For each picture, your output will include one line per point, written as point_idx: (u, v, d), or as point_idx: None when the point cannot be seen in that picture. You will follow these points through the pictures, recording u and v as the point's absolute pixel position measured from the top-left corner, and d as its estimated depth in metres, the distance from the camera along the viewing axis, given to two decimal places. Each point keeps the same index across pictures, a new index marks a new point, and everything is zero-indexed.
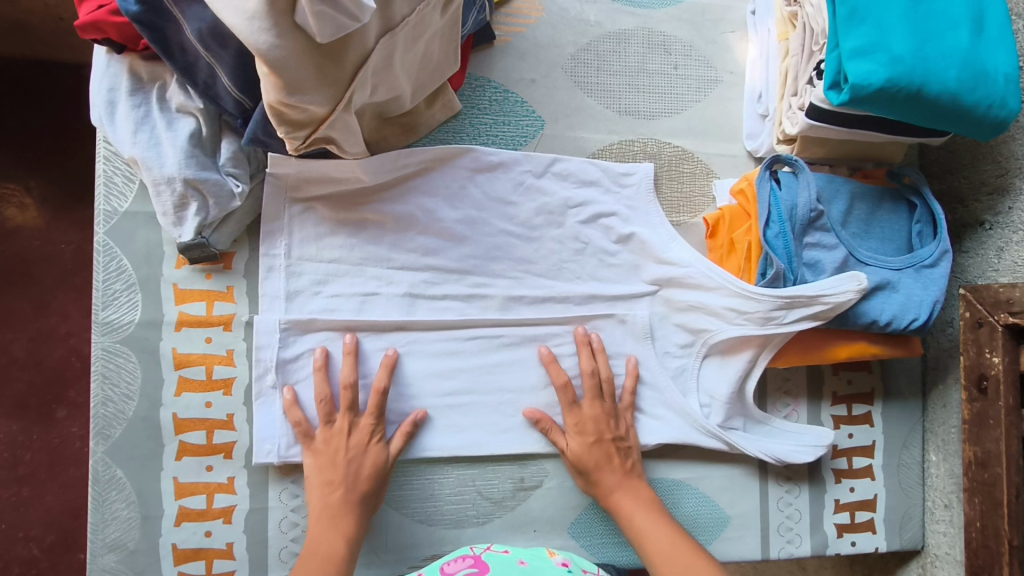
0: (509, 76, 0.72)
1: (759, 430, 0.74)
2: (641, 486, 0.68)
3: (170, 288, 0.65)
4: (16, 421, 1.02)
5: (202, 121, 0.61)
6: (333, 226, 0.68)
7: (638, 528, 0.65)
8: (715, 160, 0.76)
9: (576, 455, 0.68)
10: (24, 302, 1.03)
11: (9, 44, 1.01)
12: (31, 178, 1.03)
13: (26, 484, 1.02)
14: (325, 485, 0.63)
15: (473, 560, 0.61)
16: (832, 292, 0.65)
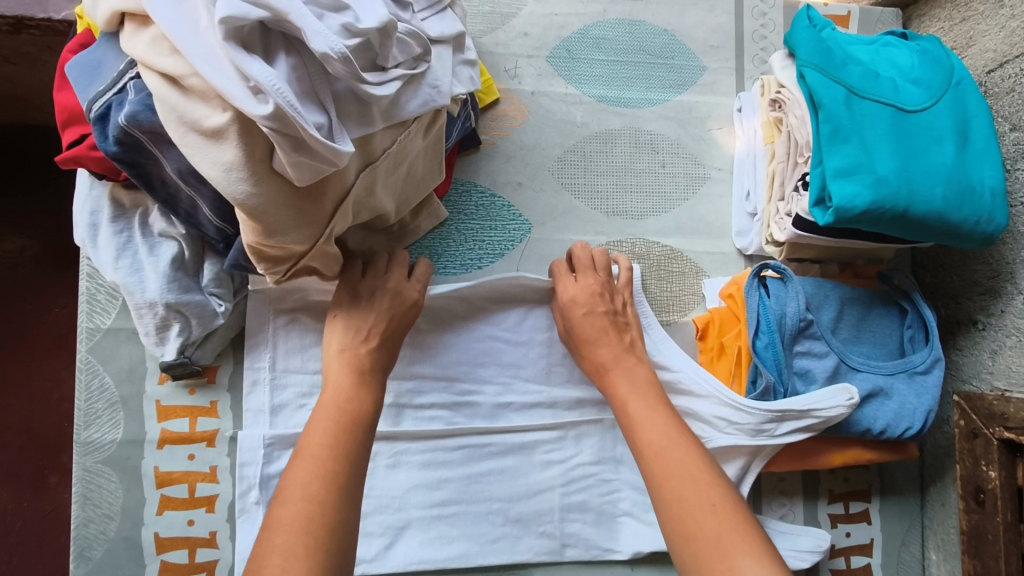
0: (496, 180, 0.72)
1: None
2: (637, 365, 0.65)
3: (153, 405, 0.65)
4: (6, 489, 1.00)
5: (184, 245, 0.60)
6: (318, 338, 0.67)
7: (631, 412, 0.61)
8: (704, 258, 0.75)
9: (573, 329, 0.66)
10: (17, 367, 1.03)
11: (9, 111, 1.01)
12: (23, 255, 1.04)
13: (16, 552, 1.00)
14: (348, 329, 0.62)
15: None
16: (824, 405, 0.64)
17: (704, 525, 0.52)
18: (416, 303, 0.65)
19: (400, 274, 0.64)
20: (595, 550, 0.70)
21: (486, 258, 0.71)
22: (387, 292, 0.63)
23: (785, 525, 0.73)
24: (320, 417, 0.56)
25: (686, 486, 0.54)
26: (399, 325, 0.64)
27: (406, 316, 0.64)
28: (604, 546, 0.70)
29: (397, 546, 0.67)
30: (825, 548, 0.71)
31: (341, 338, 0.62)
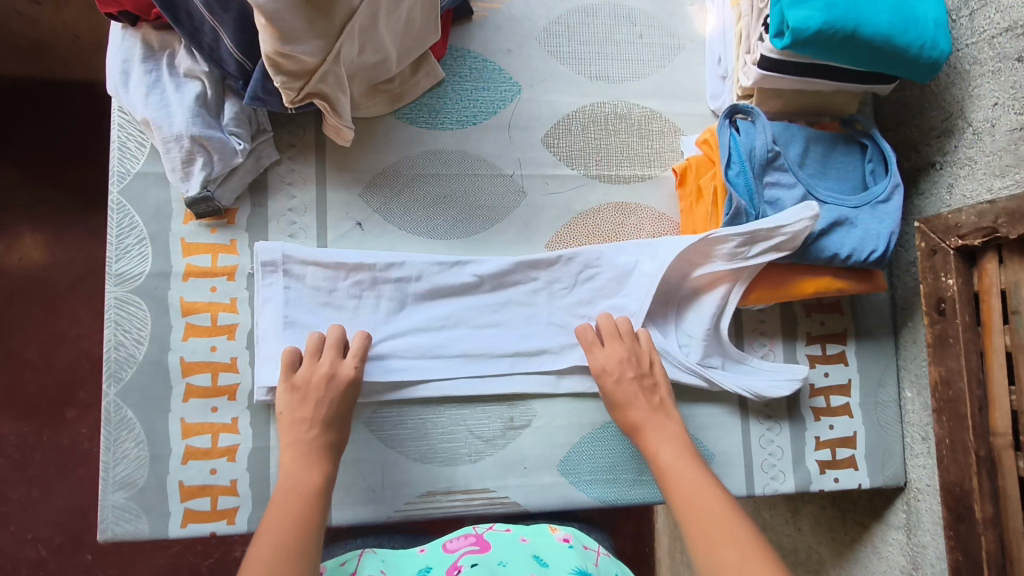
0: (488, 47, 0.79)
1: (737, 369, 0.77)
2: (669, 421, 0.68)
3: (178, 242, 0.71)
4: (27, 422, 1.09)
5: (207, 85, 0.67)
6: (330, 184, 0.74)
7: (661, 460, 0.65)
8: (681, 119, 0.82)
9: (610, 395, 0.70)
10: (37, 307, 1.11)
11: (25, 65, 1.09)
12: (44, 189, 1.12)
13: (36, 485, 1.08)
14: (295, 425, 0.63)
15: (475, 538, 0.68)
16: (790, 223, 0.69)
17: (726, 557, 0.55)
18: (354, 381, 0.65)
19: (332, 363, 0.65)
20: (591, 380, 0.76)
21: (480, 116, 0.78)
22: (325, 380, 0.64)
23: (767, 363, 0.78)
24: (278, 495, 0.58)
25: (711, 524, 0.58)
26: (343, 404, 0.65)
27: (347, 399, 0.65)
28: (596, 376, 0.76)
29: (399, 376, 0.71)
30: (802, 376, 0.76)
31: (288, 433, 0.63)
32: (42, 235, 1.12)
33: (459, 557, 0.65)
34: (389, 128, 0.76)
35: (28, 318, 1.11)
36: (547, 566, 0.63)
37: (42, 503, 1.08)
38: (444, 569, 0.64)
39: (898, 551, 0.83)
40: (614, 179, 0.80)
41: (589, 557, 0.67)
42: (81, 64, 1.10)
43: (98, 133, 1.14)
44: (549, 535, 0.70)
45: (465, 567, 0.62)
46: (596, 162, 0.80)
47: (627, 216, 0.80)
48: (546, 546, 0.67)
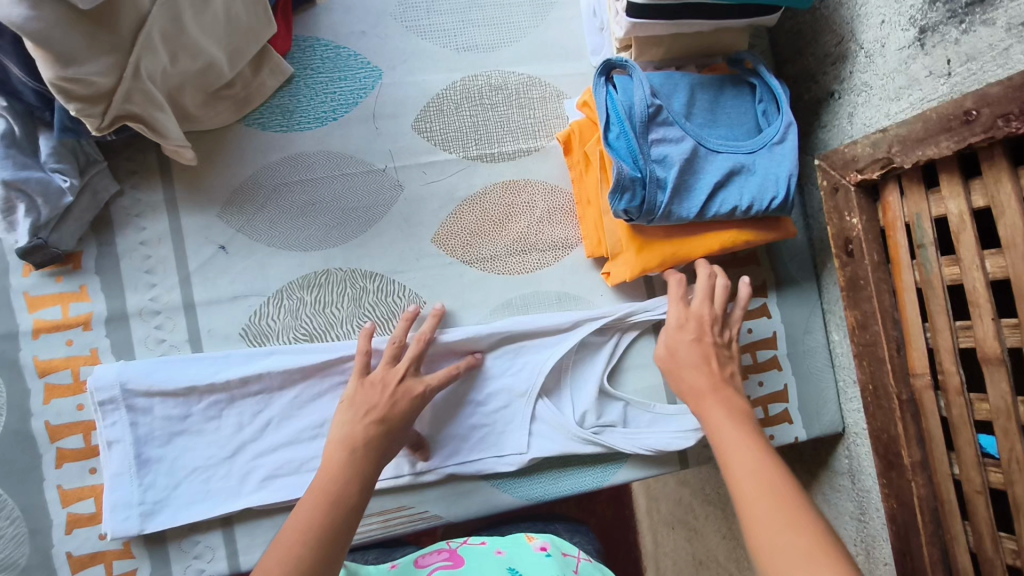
0: (338, 32, 0.72)
1: (639, 421, 0.74)
2: (734, 394, 0.61)
3: (21, 297, 0.64)
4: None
5: (12, 121, 0.59)
6: (181, 209, 0.67)
7: (721, 436, 0.56)
8: (562, 81, 0.76)
9: (672, 351, 0.65)
10: None
11: None
12: None
13: None
14: (357, 411, 0.60)
15: (448, 554, 0.66)
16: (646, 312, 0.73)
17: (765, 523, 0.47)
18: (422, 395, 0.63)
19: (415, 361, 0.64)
20: (508, 393, 0.71)
21: (340, 109, 0.71)
22: (400, 390, 0.62)
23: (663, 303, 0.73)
24: (309, 496, 0.54)
25: (771, 500, 0.48)
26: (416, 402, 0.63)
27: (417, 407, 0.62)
28: (514, 386, 0.71)
29: (276, 428, 0.66)
30: (707, 424, 0.72)
31: (346, 426, 0.59)
32: None
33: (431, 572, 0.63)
34: (240, 138, 0.69)
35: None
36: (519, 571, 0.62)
37: None
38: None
39: (846, 497, 0.81)
40: (498, 157, 0.74)
41: (568, 563, 0.65)
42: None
43: None
44: (525, 546, 0.67)
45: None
46: (476, 142, 0.74)
47: (517, 195, 0.74)
48: (522, 555, 0.65)
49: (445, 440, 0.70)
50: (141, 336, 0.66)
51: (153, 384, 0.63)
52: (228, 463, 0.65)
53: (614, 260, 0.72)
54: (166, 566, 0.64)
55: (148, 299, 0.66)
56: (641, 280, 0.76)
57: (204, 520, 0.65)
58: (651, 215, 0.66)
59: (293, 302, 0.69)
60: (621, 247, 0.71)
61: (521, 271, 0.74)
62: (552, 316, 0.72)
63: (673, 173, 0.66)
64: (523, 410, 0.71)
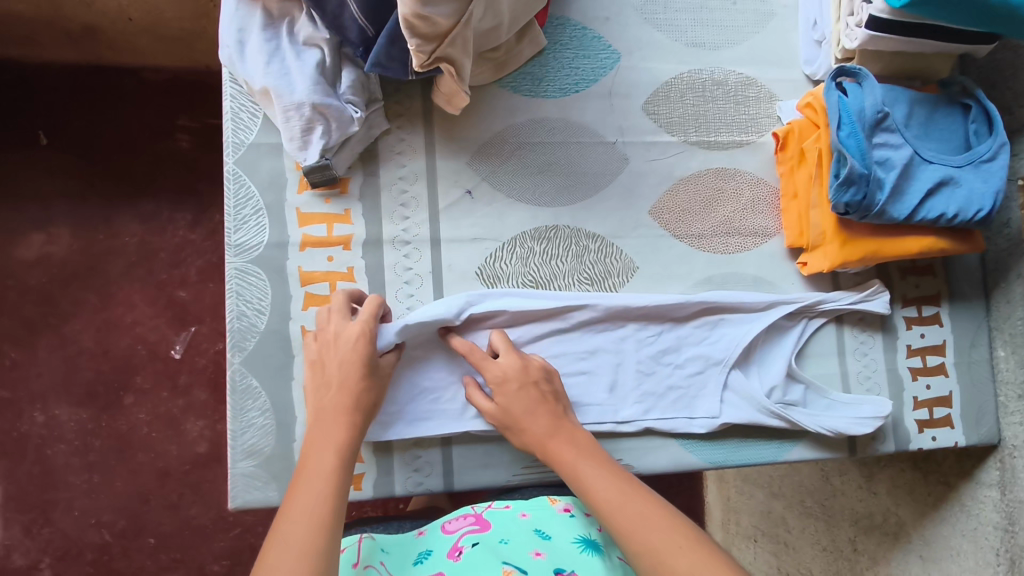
0: (586, 15, 0.79)
1: (818, 405, 0.77)
2: (574, 428, 0.66)
3: (294, 212, 0.71)
4: (85, 409, 1.20)
5: (325, 53, 0.67)
6: (437, 153, 0.74)
7: (592, 484, 0.60)
8: (776, 85, 0.83)
9: (502, 404, 0.66)
10: (93, 294, 1.23)
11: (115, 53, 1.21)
12: (110, 204, 1.24)
13: (97, 471, 1.18)
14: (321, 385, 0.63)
15: (474, 518, 0.68)
16: (832, 301, 0.79)
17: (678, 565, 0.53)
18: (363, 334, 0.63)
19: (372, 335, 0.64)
20: (703, 360, 0.76)
21: (582, 84, 0.78)
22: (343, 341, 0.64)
23: (848, 294, 0.79)
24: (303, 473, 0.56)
25: (666, 544, 0.54)
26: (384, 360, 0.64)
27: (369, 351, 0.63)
28: (710, 355, 0.76)
29: None
30: (885, 414, 0.75)
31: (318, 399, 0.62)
32: (100, 240, 1.24)
33: (460, 538, 0.65)
34: (494, 98, 0.76)
35: (84, 304, 1.22)
36: (551, 540, 0.64)
37: (103, 488, 1.18)
38: (445, 552, 0.63)
39: (992, 508, 0.85)
40: (713, 146, 0.80)
41: (593, 523, 0.68)
42: (134, 50, 1.21)
43: (172, 146, 1.26)
44: (549, 508, 0.69)
45: (467, 547, 0.62)
46: (695, 129, 0.80)
47: (727, 181, 0.80)
48: (547, 520, 0.67)
49: (643, 396, 0.75)
50: (391, 262, 0.72)
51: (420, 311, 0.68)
52: (453, 388, 0.71)
53: (813, 251, 0.78)
54: (390, 475, 0.71)
55: (401, 230, 0.73)
56: (828, 274, 0.82)
57: (429, 437, 0.71)
58: (867, 212, 0.72)
59: (524, 250, 0.75)
60: (824, 240, 0.76)
61: (724, 252, 0.79)
62: (750, 294, 0.77)
63: (893, 175, 0.72)
64: (716, 377, 0.76)
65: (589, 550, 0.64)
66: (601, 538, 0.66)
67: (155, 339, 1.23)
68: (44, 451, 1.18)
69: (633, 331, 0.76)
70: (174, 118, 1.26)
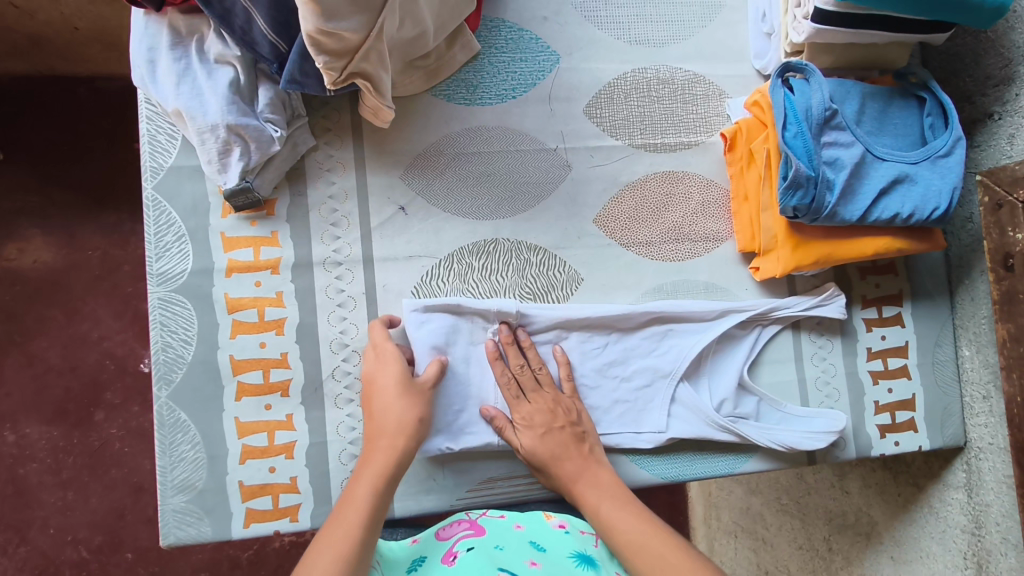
0: (523, 15, 0.76)
1: (771, 417, 0.75)
2: (599, 471, 0.65)
3: (218, 237, 0.68)
4: (56, 427, 1.18)
5: (239, 70, 0.64)
6: (367, 167, 0.71)
7: (605, 514, 0.61)
8: (725, 81, 0.79)
9: (531, 448, 0.65)
10: (57, 311, 1.20)
11: (59, 64, 1.18)
12: (64, 217, 1.21)
13: (71, 488, 1.16)
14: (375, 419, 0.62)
15: (469, 524, 0.65)
16: (785, 307, 0.76)
17: None
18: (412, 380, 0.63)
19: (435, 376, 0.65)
20: (652, 372, 0.73)
21: (520, 89, 0.75)
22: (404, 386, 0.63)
23: (803, 299, 0.76)
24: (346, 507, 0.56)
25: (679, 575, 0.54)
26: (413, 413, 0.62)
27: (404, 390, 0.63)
28: (659, 366, 0.73)
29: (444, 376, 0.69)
30: (839, 430, 0.74)
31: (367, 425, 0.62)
32: (58, 256, 1.21)
33: (455, 543, 0.62)
34: (427, 107, 0.73)
35: (48, 321, 1.20)
36: (547, 551, 0.60)
37: (79, 505, 1.16)
38: (439, 558, 0.60)
39: (960, 511, 0.83)
40: (660, 148, 0.77)
41: (589, 540, 0.64)
42: (78, 60, 1.17)
43: (126, 158, 1.23)
44: (543, 522, 0.66)
45: (462, 552, 0.59)
46: (641, 131, 0.77)
47: (676, 185, 0.77)
48: (541, 532, 0.64)
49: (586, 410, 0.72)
50: (322, 285, 0.69)
51: (433, 339, 0.67)
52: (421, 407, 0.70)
53: (766, 256, 0.75)
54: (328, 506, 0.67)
55: (331, 250, 0.70)
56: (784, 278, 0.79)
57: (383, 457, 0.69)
58: (817, 215, 0.68)
59: (462, 266, 0.72)
60: (775, 244, 0.73)
61: (674, 259, 0.76)
62: (696, 301, 0.75)
63: (843, 176, 0.68)
64: (664, 390, 0.73)
65: (584, 564, 0.60)
66: (599, 554, 0.62)
67: (120, 353, 1.20)
68: (16, 470, 1.15)
69: (578, 342, 0.73)
70: (127, 129, 1.23)
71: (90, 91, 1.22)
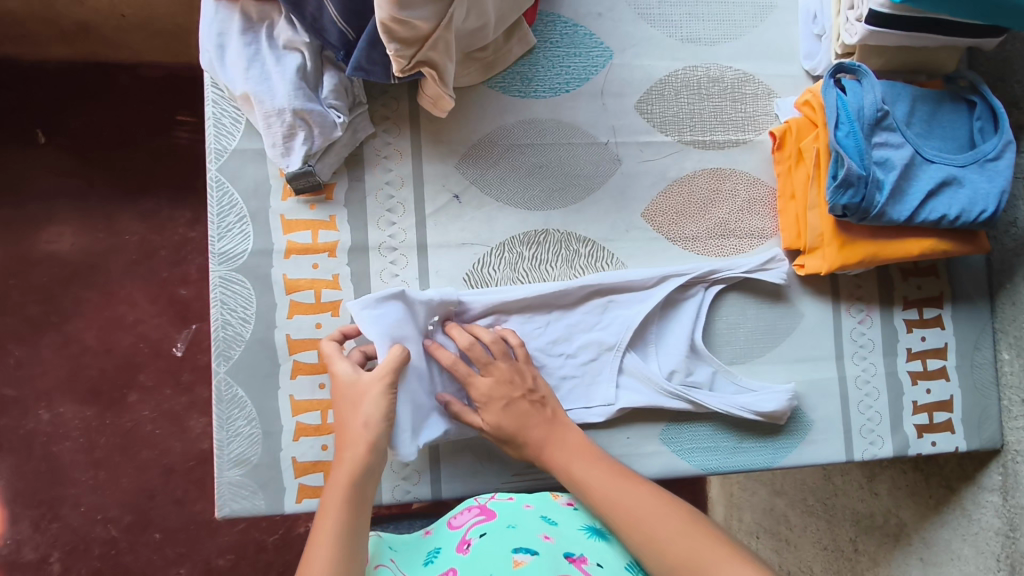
0: (578, 11, 0.77)
1: (728, 386, 0.75)
2: (565, 431, 0.66)
3: (278, 219, 0.70)
4: (90, 407, 1.20)
5: (306, 56, 0.66)
6: (423, 155, 0.73)
7: (588, 478, 0.62)
8: (774, 81, 0.80)
9: (494, 423, 0.65)
10: (95, 293, 1.22)
11: (108, 49, 1.20)
12: (107, 201, 1.23)
13: (103, 467, 1.19)
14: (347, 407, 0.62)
15: (479, 510, 0.64)
16: (731, 268, 0.75)
17: (669, 543, 0.56)
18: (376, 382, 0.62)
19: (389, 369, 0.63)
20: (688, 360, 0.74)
21: (572, 83, 0.76)
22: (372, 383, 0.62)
23: (747, 261, 0.76)
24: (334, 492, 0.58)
25: (659, 522, 0.57)
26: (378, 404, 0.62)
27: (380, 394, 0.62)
28: (603, 340, 0.72)
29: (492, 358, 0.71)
30: (789, 394, 0.73)
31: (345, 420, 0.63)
32: (99, 239, 1.23)
33: (468, 530, 0.62)
34: (482, 98, 0.74)
35: (86, 303, 1.22)
36: (557, 526, 0.62)
37: (110, 484, 1.18)
38: (453, 547, 0.61)
39: (993, 513, 0.83)
40: (708, 145, 0.78)
41: None
42: (127, 46, 1.19)
43: (169, 143, 1.25)
44: (552, 501, 0.66)
45: (476, 539, 0.60)
46: (689, 128, 0.78)
47: (722, 182, 0.78)
48: (553, 510, 0.64)
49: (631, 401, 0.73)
50: (377, 269, 0.71)
51: (389, 324, 0.65)
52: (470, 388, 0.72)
53: (811, 253, 0.76)
54: None
55: (386, 235, 0.72)
56: (827, 277, 0.79)
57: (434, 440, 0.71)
58: (865, 214, 0.69)
59: (513, 255, 0.73)
60: (822, 242, 0.74)
61: (718, 255, 0.77)
62: (636, 271, 0.74)
63: (893, 176, 0.69)
64: (610, 362, 0.72)
65: (596, 536, 0.62)
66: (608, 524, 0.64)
67: (155, 336, 1.23)
68: (50, 448, 1.18)
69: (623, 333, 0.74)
70: (171, 115, 1.24)
71: (136, 77, 1.24)
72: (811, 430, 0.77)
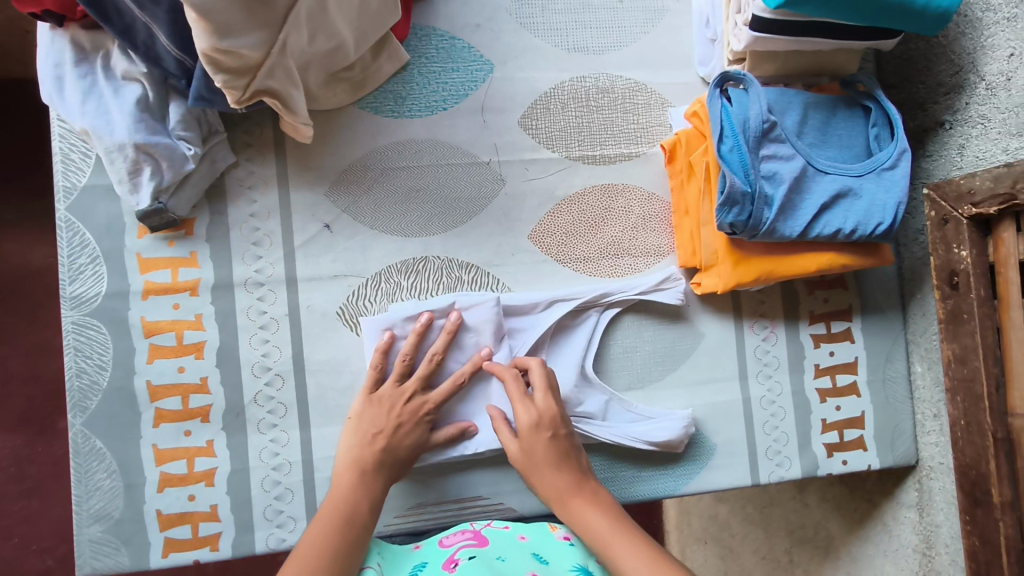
0: (455, 23, 0.73)
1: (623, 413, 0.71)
2: (595, 488, 0.60)
3: (134, 258, 0.66)
4: (19, 435, 1.10)
5: (147, 87, 0.61)
6: (290, 183, 0.69)
7: (599, 529, 0.56)
8: (668, 89, 0.76)
9: (524, 450, 0.62)
10: (18, 318, 1.09)
11: None
12: None
13: (35, 496, 1.10)
14: (364, 433, 0.62)
15: (472, 534, 0.61)
16: (619, 292, 0.72)
17: None
18: (409, 406, 0.63)
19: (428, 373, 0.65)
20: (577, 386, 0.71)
21: (451, 100, 0.72)
22: (407, 407, 0.63)
23: (636, 284, 0.72)
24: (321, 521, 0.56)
25: None
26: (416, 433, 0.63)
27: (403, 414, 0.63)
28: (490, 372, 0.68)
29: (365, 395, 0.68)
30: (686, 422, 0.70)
31: (355, 444, 0.61)
32: None
33: (456, 551, 0.58)
34: (353, 120, 0.70)
35: (11, 328, 1.09)
36: (548, 565, 0.57)
37: (42, 515, 1.10)
38: (439, 565, 0.57)
39: (911, 530, 0.81)
40: (599, 160, 0.74)
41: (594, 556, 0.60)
42: None
43: None
44: (547, 534, 0.62)
45: (464, 560, 0.55)
46: (579, 142, 0.74)
47: (615, 199, 0.74)
48: (545, 545, 0.60)
49: None
50: (244, 306, 0.67)
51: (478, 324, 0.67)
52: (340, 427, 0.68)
53: (708, 271, 0.72)
54: (251, 533, 0.66)
55: (253, 270, 0.68)
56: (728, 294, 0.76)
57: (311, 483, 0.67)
58: (755, 231, 0.66)
59: (390, 285, 0.70)
60: (716, 259, 0.70)
61: (612, 276, 0.74)
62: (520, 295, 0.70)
63: (782, 191, 0.65)
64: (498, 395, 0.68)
65: None
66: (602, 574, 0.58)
67: None
68: None
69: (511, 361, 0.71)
70: None
71: None
72: (713, 455, 0.74)
